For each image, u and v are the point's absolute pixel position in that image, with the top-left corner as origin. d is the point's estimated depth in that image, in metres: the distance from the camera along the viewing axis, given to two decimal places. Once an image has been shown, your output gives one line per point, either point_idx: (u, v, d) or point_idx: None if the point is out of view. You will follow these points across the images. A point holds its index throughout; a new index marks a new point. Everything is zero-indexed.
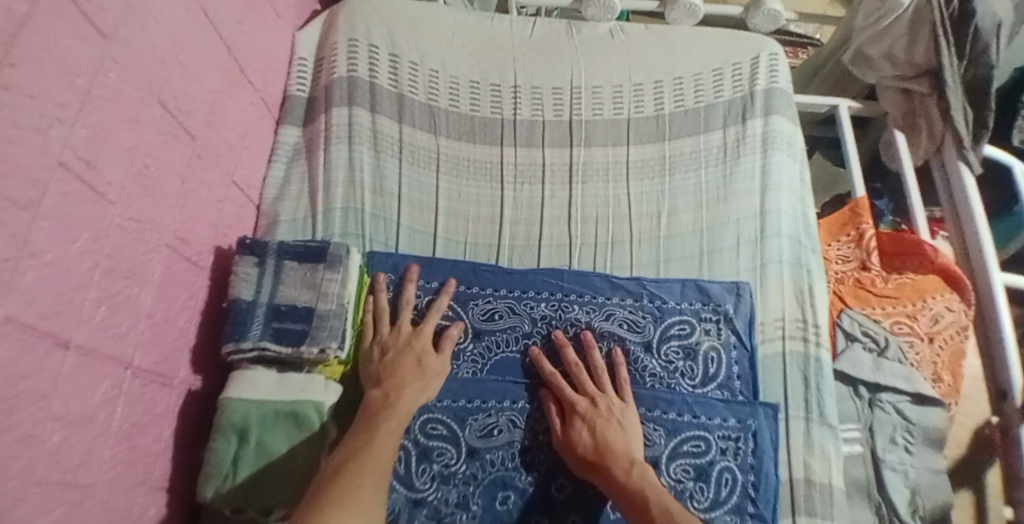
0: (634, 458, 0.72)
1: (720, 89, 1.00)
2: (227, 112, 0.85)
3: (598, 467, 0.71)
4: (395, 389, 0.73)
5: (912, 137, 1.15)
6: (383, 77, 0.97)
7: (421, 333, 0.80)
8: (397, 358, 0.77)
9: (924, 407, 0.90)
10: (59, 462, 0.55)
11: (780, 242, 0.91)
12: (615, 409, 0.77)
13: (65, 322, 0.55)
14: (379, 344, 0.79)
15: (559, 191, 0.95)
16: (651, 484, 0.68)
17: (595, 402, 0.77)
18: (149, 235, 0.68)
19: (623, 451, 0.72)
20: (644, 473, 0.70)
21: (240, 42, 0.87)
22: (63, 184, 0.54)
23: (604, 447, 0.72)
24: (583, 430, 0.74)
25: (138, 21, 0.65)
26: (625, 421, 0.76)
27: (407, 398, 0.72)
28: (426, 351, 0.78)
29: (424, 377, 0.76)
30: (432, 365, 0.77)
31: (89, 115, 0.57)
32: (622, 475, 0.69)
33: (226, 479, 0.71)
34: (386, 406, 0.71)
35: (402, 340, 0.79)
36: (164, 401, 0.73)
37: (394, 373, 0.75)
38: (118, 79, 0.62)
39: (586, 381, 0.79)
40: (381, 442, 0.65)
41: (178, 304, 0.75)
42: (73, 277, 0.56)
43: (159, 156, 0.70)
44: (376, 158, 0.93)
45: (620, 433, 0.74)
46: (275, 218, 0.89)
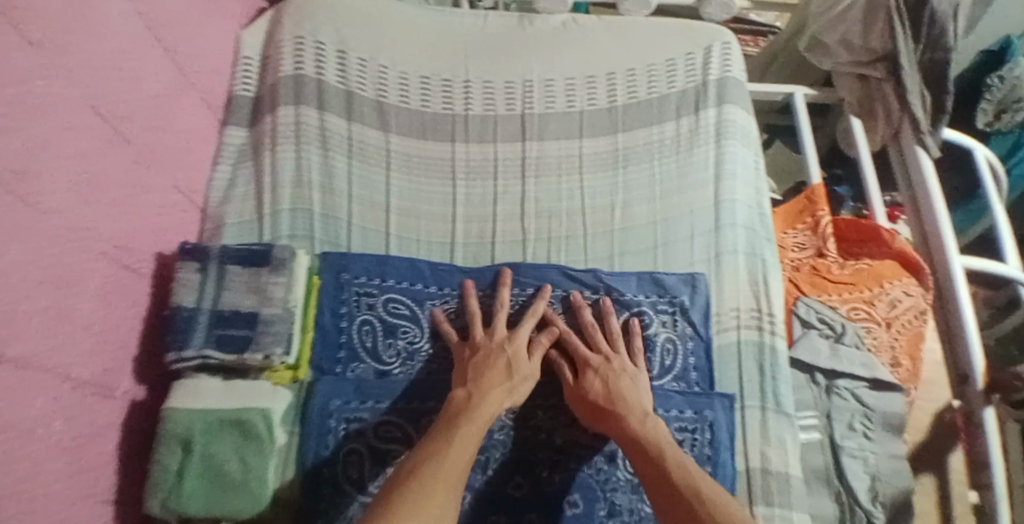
0: (647, 411, 0.73)
1: (674, 80, 1.00)
2: (168, 116, 0.83)
3: (610, 415, 0.72)
4: (480, 390, 0.72)
5: (868, 124, 1.16)
6: (331, 74, 0.96)
7: (518, 334, 0.79)
8: (488, 359, 0.76)
9: (882, 393, 0.89)
10: None
11: (735, 231, 0.90)
12: (627, 367, 0.78)
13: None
14: (472, 346, 0.79)
15: (512, 187, 0.94)
16: (664, 437, 0.69)
17: (608, 358, 0.78)
18: (86, 244, 0.66)
19: (635, 403, 0.74)
20: (656, 426, 0.71)
21: (181, 43, 0.85)
22: None
23: (617, 399, 0.73)
24: (596, 381, 0.76)
25: (69, 26, 0.63)
26: (636, 379, 0.77)
27: (490, 399, 0.71)
28: (518, 355, 0.77)
29: (511, 380, 0.74)
30: (522, 368, 0.76)
31: (14, 125, 0.55)
32: (636, 425, 0.70)
33: (172, 492, 0.69)
34: (467, 407, 0.70)
35: (496, 343, 0.78)
36: (107, 413, 0.71)
37: (483, 376, 0.74)
38: (49, 85, 0.60)
39: (600, 340, 0.81)
40: (459, 447, 0.64)
41: (118, 313, 0.73)
42: (3, 291, 0.54)
43: (95, 163, 0.67)
44: (325, 156, 0.92)
45: (633, 389, 0.75)
46: (221, 222, 0.88)
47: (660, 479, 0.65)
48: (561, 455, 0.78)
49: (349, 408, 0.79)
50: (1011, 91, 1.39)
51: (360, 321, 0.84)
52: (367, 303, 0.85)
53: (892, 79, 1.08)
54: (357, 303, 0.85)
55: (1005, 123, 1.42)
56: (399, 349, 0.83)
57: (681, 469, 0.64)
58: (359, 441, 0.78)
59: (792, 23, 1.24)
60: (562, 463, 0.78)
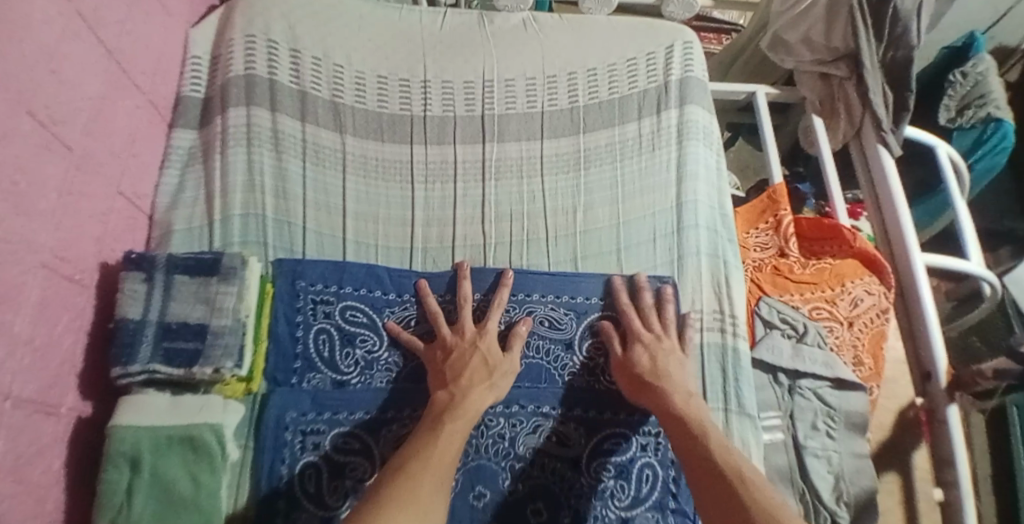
0: (690, 392, 0.74)
1: (635, 79, 0.99)
2: (111, 119, 0.79)
3: (653, 389, 0.75)
4: (461, 390, 0.72)
5: (830, 122, 1.17)
6: (284, 74, 0.93)
7: (487, 330, 0.79)
8: (464, 358, 0.76)
9: (845, 392, 0.89)
10: None
11: (697, 232, 0.91)
12: (677, 350, 0.80)
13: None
14: (443, 347, 0.78)
15: (472, 190, 0.93)
16: (702, 416, 0.71)
17: (660, 337, 0.81)
18: (24, 256, 0.63)
19: (679, 382, 0.75)
20: (698, 406, 0.72)
21: (124, 42, 0.81)
22: None
23: (663, 374, 0.76)
24: (644, 355, 0.79)
25: (4, 27, 0.60)
26: (684, 363, 0.79)
27: (475, 397, 0.72)
28: (493, 351, 0.78)
29: (492, 377, 0.75)
30: (500, 364, 0.77)
31: None
32: (677, 400, 0.72)
33: (121, 511, 0.66)
34: (452, 405, 0.71)
35: (468, 340, 0.78)
36: (51, 431, 0.68)
37: (462, 374, 0.74)
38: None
39: (654, 321, 0.82)
40: (445, 443, 0.65)
41: (60, 326, 0.69)
42: None
43: (31, 171, 0.64)
44: (278, 159, 0.89)
45: (679, 370, 0.77)
46: (169, 229, 0.85)
47: (696, 451, 0.65)
48: (524, 463, 0.78)
49: (305, 420, 0.77)
50: (974, 87, 1.41)
51: (316, 330, 0.82)
52: (323, 311, 0.83)
53: (854, 78, 1.08)
54: (314, 311, 0.83)
55: (967, 118, 1.42)
56: (357, 358, 0.81)
57: (719, 444, 0.65)
58: (317, 454, 0.76)
59: (753, 21, 1.23)
60: (523, 471, 0.77)
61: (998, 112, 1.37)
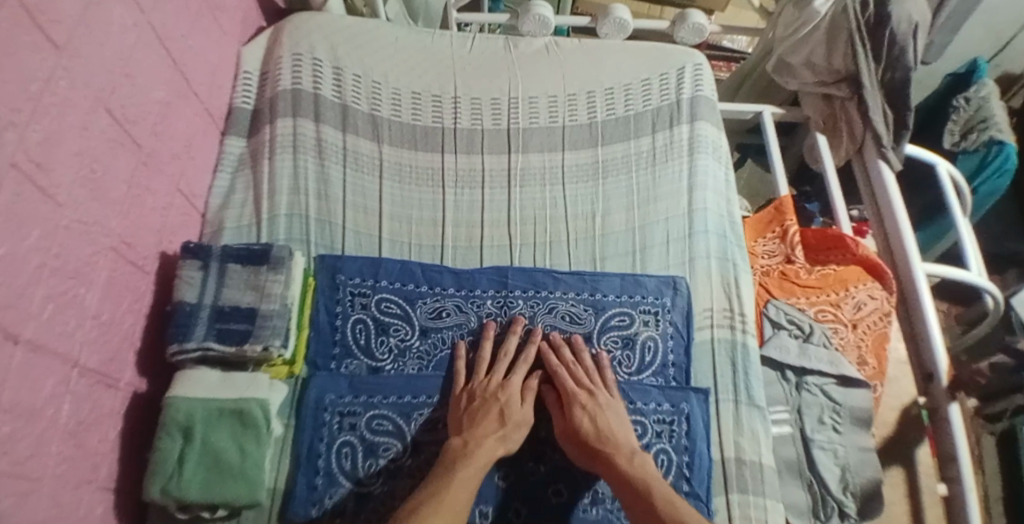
0: (634, 449, 0.78)
1: (649, 98, 1.07)
2: (173, 124, 0.88)
3: (600, 455, 0.76)
4: (475, 438, 0.77)
5: (833, 140, 1.24)
6: (327, 89, 1.02)
7: (512, 382, 0.83)
8: (482, 409, 0.80)
9: (849, 389, 0.94)
10: (7, 454, 0.57)
11: (707, 238, 0.97)
12: (610, 402, 0.82)
13: (14, 316, 0.57)
14: (469, 392, 0.83)
15: (497, 195, 1.00)
16: (652, 475, 0.74)
17: (594, 393, 0.82)
18: (96, 237, 0.70)
19: (623, 442, 0.78)
20: (642, 464, 0.76)
21: (187, 54, 0.91)
22: (16, 183, 0.57)
23: (604, 433, 0.78)
24: (584, 418, 0.79)
25: (91, 33, 0.69)
26: (621, 416, 0.81)
27: (486, 448, 0.76)
28: (511, 404, 0.81)
29: (504, 427, 0.79)
30: (515, 416, 0.80)
31: (42, 120, 0.61)
32: (625, 463, 0.75)
33: (172, 477, 0.72)
34: (464, 453, 0.75)
35: (490, 390, 0.82)
36: (109, 403, 0.74)
37: (478, 423, 0.78)
38: (69, 88, 0.65)
39: (584, 376, 0.84)
40: (456, 492, 0.70)
41: (123, 306, 0.76)
42: (22, 274, 0.58)
43: (106, 161, 0.72)
44: (320, 164, 0.97)
45: (619, 426, 0.80)
46: (220, 226, 0.93)
47: (652, 517, 0.69)
48: (545, 446, 0.83)
49: (342, 402, 0.83)
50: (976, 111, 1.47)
51: (354, 319, 0.89)
52: (361, 302, 0.89)
53: (855, 99, 1.16)
54: (352, 302, 0.89)
55: (972, 142, 1.49)
56: (390, 346, 0.88)
57: (670, 506, 0.70)
58: (353, 434, 0.82)
59: (760, 46, 1.32)
60: (545, 453, 0.82)
61: (1000, 134, 1.43)
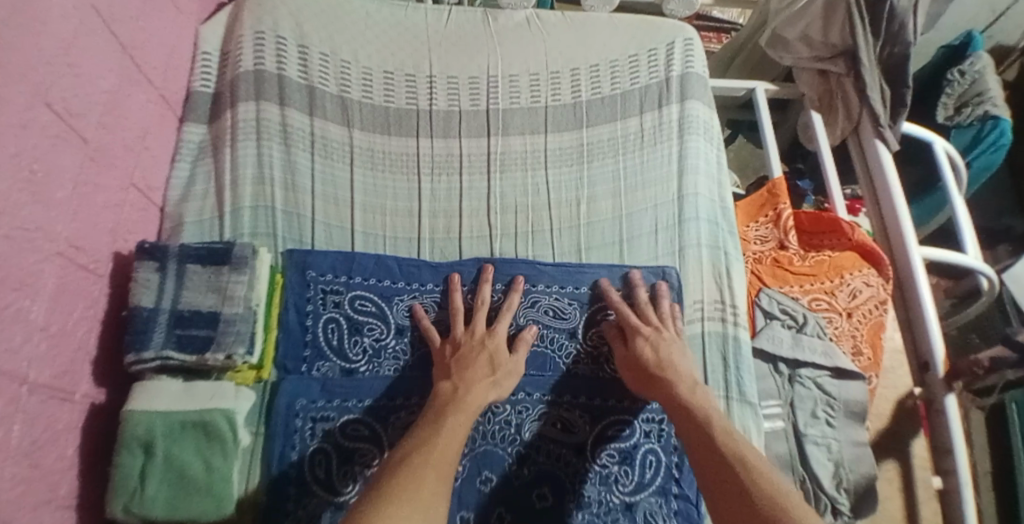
0: (696, 382, 0.74)
1: (637, 75, 1.01)
2: (125, 112, 0.81)
3: (659, 381, 0.74)
4: (465, 383, 0.73)
5: (829, 118, 1.18)
6: (292, 69, 0.95)
7: (497, 330, 0.81)
8: (471, 355, 0.77)
9: (844, 382, 0.91)
10: None
11: (698, 224, 0.92)
12: (677, 340, 0.80)
13: None
14: (453, 343, 0.79)
15: (477, 182, 0.94)
16: (711, 407, 0.70)
17: (660, 329, 0.81)
18: (40, 243, 0.64)
19: (684, 373, 0.75)
20: (704, 395, 0.72)
21: (138, 36, 0.83)
22: None
23: (666, 363, 0.76)
24: (647, 348, 0.78)
25: (23, 20, 0.62)
26: (685, 353, 0.79)
27: (477, 392, 0.72)
28: (499, 350, 0.79)
29: (496, 375, 0.76)
30: (505, 364, 0.77)
31: None
32: (687, 391, 0.72)
33: (134, 494, 0.68)
34: (454, 398, 0.71)
35: (477, 338, 0.79)
36: (65, 417, 0.69)
37: (467, 368, 0.75)
38: (3, 85, 0.59)
39: (651, 314, 0.83)
40: (447, 437, 0.65)
41: (75, 314, 0.71)
42: None
43: (49, 161, 0.66)
44: (287, 152, 0.91)
45: (683, 360, 0.77)
46: (180, 221, 0.86)
47: (704, 441, 0.65)
48: (531, 449, 0.79)
49: (315, 407, 0.79)
50: (972, 85, 1.41)
51: (326, 319, 0.84)
52: (333, 301, 0.84)
53: (852, 74, 1.10)
54: (323, 300, 0.84)
55: (966, 116, 1.42)
56: (365, 346, 0.83)
57: (725, 431, 0.65)
58: (327, 441, 0.78)
59: (754, 17, 1.24)
60: (530, 457, 0.79)
61: (994, 109, 1.38)
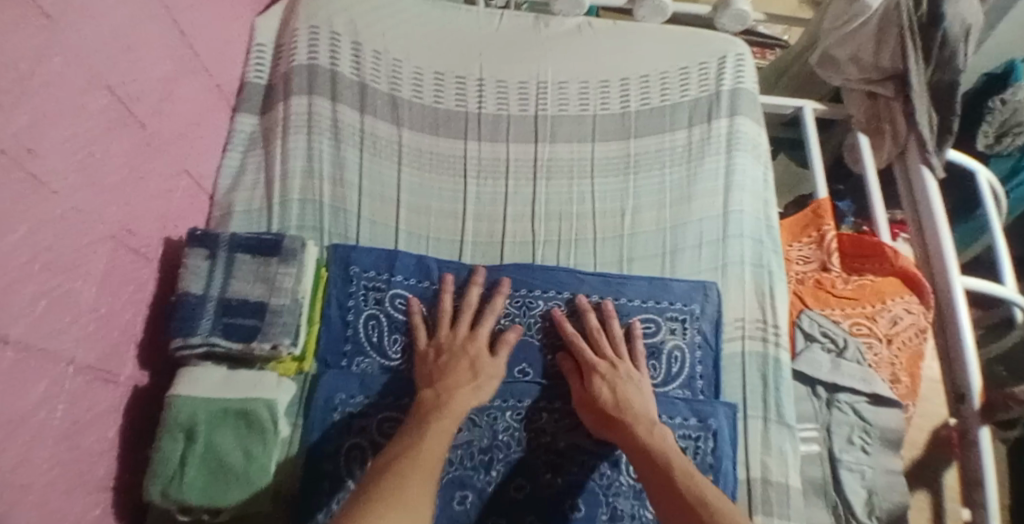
0: (654, 421, 0.73)
1: (687, 88, 1.01)
2: (180, 100, 0.82)
3: (617, 423, 0.73)
4: (447, 390, 0.72)
5: (875, 141, 1.17)
6: (345, 65, 0.95)
7: (479, 332, 0.80)
8: (452, 361, 0.77)
9: (880, 408, 0.90)
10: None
11: (741, 242, 0.91)
12: (632, 376, 0.79)
13: (3, 317, 0.52)
14: (436, 348, 0.80)
15: (522, 188, 0.94)
16: (671, 448, 0.69)
17: (615, 365, 0.79)
18: (93, 226, 0.65)
19: (643, 412, 0.74)
20: (664, 436, 0.71)
21: (196, 25, 0.84)
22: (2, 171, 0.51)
23: (623, 403, 0.74)
24: (603, 387, 0.76)
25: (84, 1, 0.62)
26: (642, 389, 0.78)
27: (458, 398, 0.72)
28: (480, 355, 0.78)
29: (477, 379, 0.75)
30: (487, 368, 0.77)
31: (32, 100, 0.55)
32: (644, 434, 0.70)
33: (173, 480, 0.68)
34: (438, 405, 0.70)
35: (459, 343, 0.79)
36: (108, 399, 0.70)
37: (447, 376, 0.75)
38: (62, 64, 0.59)
39: (606, 347, 0.81)
40: (433, 442, 0.64)
41: (123, 297, 0.72)
42: (12, 270, 0.53)
43: (105, 144, 0.67)
44: (336, 147, 0.91)
45: (639, 398, 0.76)
46: (229, 209, 0.87)
47: (664, 484, 0.64)
48: (564, 458, 0.79)
49: (352, 403, 0.78)
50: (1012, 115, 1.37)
51: (366, 315, 0.84)
52: (374, 297, 0.85)
53: (901, 98, 1.10)
54: (365, 297, 0.84)
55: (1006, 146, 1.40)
56: (404, 345, 0.83)
57: (686, 473, 0.64)
58: (362, 436, 0.77)
59: (804, 36, 1.24)
60: (564, 466, 0.78)
61: None
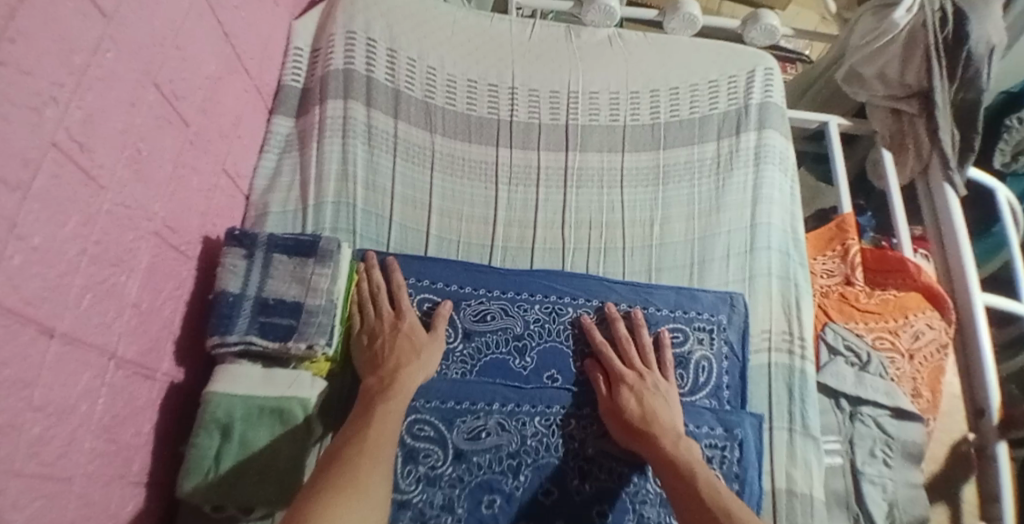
0: (679, 433, 0.75)
1: (716, 100, 1.02)
2: (222, 99, 0.83)
3: (644, 435, 0.74)
4: (393, 371, 0.75)
5: (898, 157, 1.17)
6: (380, 72, 0.97)
7: (405, 313, 0.81)
8: (387, 342, 0.78)
9: (903, 422, 0.91)
10: (38, 454, 0.53)
11: (769, 254, 0.92)
12: (661, 387, 0.80)
13: (49, 310, 0.53)
14: (369, 332, 0.80)
15: (553, 195, 0.96)
16: (696, 460, 0.71)
17: (643, 376, 0.80)
18: (139, 222, 0.66)
19: (669, 424, 0.75)
20: (689, 448, 0.73)
21: (239, 26, 0.85)
22: (55, 165, 0.52)
23: (650, 416, 0.75)
24: (630, 399, 0.77)
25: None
26: (669, 399, 0.79)
27: (408, 374, 0.75)
28: (415, 329, 0.80)
29: (421, 353, 0.78)
30: (424, 340, 0.80)
31: (85, 95, 0.56)
32: (670, 446, 0.72)
33: (209, 476, 0.69)
34: (385, 388, 0.73)
35: (388, 324, 0.80)
36: (146, 394, 0.71)
37: (390, 356, 0.76)
38: (115, 61, 0.60)
39: (635, 357, 0.82)
40: (381, 424, 0.67)
41: (164, 294, 0.73)
42: (58, 263, 0.54)
43: (152, 141, 0.68)
44: (370, 152, 0.93)
45: (666, 410, 0.77)
46: (265, 210, 0.88)
47: (690, 498, 0.66)
48: (591, 464, 0.79)
49: None
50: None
51: None
52: None
53: (925, 116, 1.09)
54: None
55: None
56: None
57: (711, 488, 0.66)
58: None
59: (832, 52, 1.25)
60: (592, 473, 0.79)
61: None
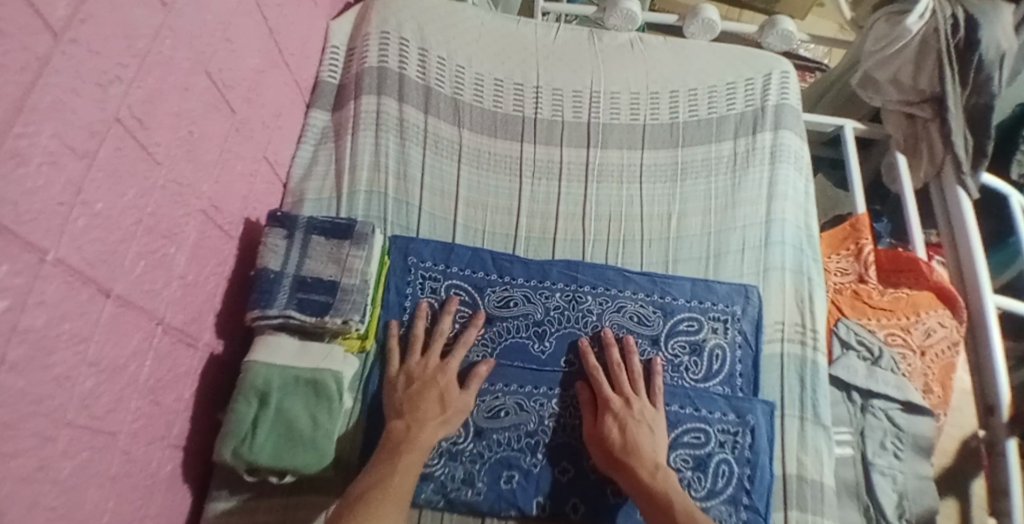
0: (660, 463, 0.76)
1: (733, 101, 1.06)
2: (264, 92, 0.88)
3: (624, 466, 0.75)
4: (417, 422, 0.75)
5: (913, 161, 1.20)
6: (412, 69, 1.02)
7: (448, 364, 0.81)
8: (421, 390, 0.78)
9: (913, 416, 0.92)
10: (88, 407, 0.58)
11: (783, 248, 0.95)
12: (647, 414, 0.80)
13: (107, 272, 0.58)
14: (406, 375, 0.81)
15: (574, 189, 1.00)
16: (676, 491, 0.73)
17: (629, 402, 0.80)
18: (188, 199, 0.71)
19: (650, 454, 0.77)
20: (666, 478, 0.75)
21: (281, 23, 0.91)
22: (117, 139, 0.57)
23: (632, 446, 0.76)
24: (614, 427, 0.78)
25: None
26: (654, 426, 0.80)
27: (429, 431, 0.75)
28: (450, 386, 0.79)
29: (446, 412, 0.77)
30: (455, 401, 0.78)
31: (145, 78, 0.61)
32: (649, 477, 0.74)
33: (245, 440, 0.73)
34: (407, 439, 0.74)
35: (429, 372, 0.80)
36: (187, 362, 0.76)
37: (418, 407, 0.77)
38: (173, 48, 0.65)
39: (624, 382, 0.82)
40: (400, 479, 0.70)
41: (207, 269, 0.78)
42: (118, 230, 0.59)
43: (202, 125, 0.73)
44: (401, 144, 0.98)
45: (648, 438, 0.78)
46: (301, 197, 0.93)
47: None
48: None
49: None
50: None
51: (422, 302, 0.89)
52: (431, 286, 0.90)
53: (938, 120, 1.12)
54: (423, 285, 0.90)
55: None
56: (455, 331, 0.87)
57: None
58: None
59: (845, 59, 1.28)
60: None
61: None
